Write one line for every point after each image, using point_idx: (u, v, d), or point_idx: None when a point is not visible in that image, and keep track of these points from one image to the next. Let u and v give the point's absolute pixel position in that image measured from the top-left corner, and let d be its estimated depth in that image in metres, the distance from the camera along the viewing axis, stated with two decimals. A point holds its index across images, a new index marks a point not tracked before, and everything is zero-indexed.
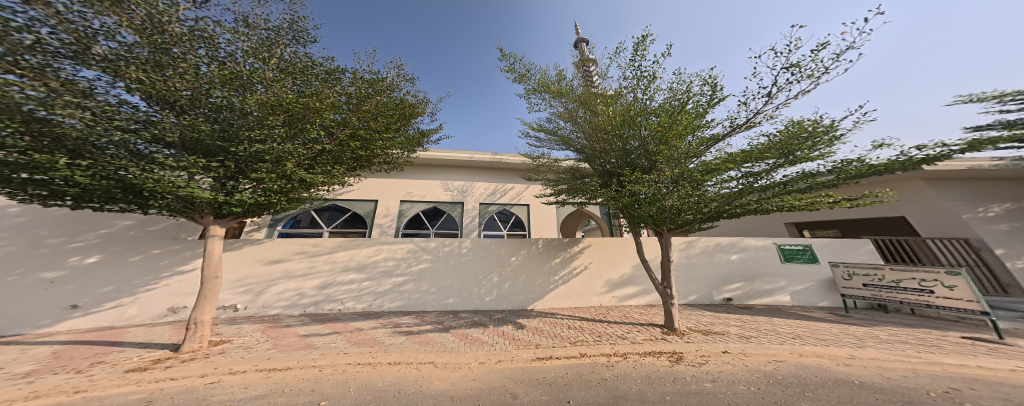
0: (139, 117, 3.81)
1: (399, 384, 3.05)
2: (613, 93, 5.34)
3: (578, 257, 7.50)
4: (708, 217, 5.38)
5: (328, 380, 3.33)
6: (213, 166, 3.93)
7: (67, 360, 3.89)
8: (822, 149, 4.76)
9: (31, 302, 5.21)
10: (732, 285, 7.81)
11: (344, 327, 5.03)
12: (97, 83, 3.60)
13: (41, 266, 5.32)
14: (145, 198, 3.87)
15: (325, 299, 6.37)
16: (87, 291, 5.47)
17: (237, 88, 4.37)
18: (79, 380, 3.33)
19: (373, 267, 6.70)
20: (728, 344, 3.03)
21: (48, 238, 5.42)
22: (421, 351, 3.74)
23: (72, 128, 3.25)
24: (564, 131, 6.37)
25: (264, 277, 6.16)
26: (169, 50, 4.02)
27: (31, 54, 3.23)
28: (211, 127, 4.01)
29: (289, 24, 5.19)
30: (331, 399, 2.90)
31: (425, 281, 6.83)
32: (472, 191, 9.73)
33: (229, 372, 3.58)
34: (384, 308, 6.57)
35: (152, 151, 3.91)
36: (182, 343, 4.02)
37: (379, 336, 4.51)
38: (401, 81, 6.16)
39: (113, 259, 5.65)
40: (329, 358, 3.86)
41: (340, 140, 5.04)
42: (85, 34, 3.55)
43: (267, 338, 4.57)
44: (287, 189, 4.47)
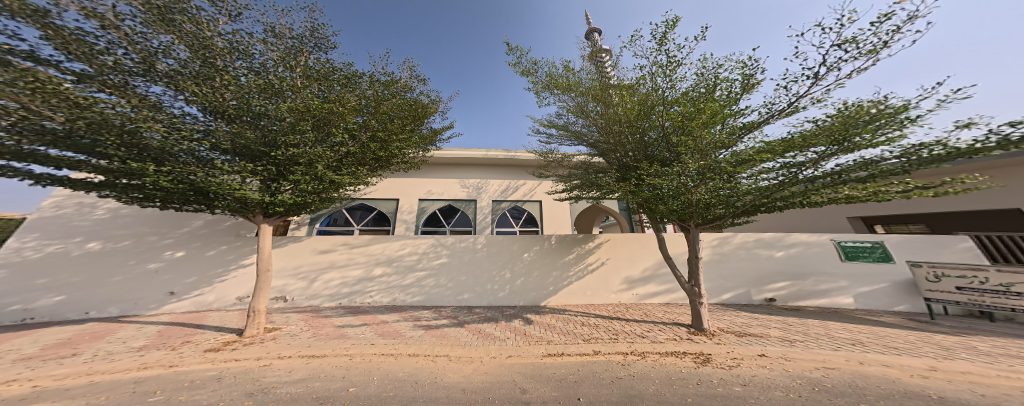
0: (198, 127, 4.52)
1: (417, 375, 3.19)
2: (627, 84, 5.21)
3: (594, 254, 7.30)
4: (743, 211, 5.01)
5: (357, 368, 3.59)
6: (259, 170, 4.52)
7: (164, 338, 4.70)
8: (888, 132, 4.05)
9: (141, 288, 6.39)
10: (777, 284, 7.02)
11: (372, 319, 5.41)
12: (165, 97, 4.46)
13: (147, 259, 6.50)
14: (212, 199, 4.57)
15: (358, 293, 6.87)
16: (179, 280, 6.55)
17: (272, 95, 4.98)
18: (172, 355, 4.01)
19: (396, 262, 7.09)
20: (768, 347, 2.89)
21: (151, 236, 6.63)
22: (439, 344, 3.88)
23: (153, 140, 4.02)
24: (577, 127, 6.30)
25: (306, 270, 6.82)
26: (214, 63, 4.69)
27: (113, 74, 4.16)
28: (255, 135, 4.66)
29: (310, 32, 5.75)
30: (358, 386, 3.12)
31: (443, 277, 7.09)
32: (486, 188, 9.92)
33: (278, 356, 4.02)
34: (406, 302, 6.90)
35: (215, 157, 4.59)
36: (245, 329, 4.64)
37: (402, 329, 4.74)
38: (414, 82, 6.57)
39: (194, 253, 6.70)
40: (359, 347, 4.16)
41: (363, 143, 5.53)
42: (149, 53, 4.39)
43: (309, 327, 5.05)
44: (320, 190, 5.01)
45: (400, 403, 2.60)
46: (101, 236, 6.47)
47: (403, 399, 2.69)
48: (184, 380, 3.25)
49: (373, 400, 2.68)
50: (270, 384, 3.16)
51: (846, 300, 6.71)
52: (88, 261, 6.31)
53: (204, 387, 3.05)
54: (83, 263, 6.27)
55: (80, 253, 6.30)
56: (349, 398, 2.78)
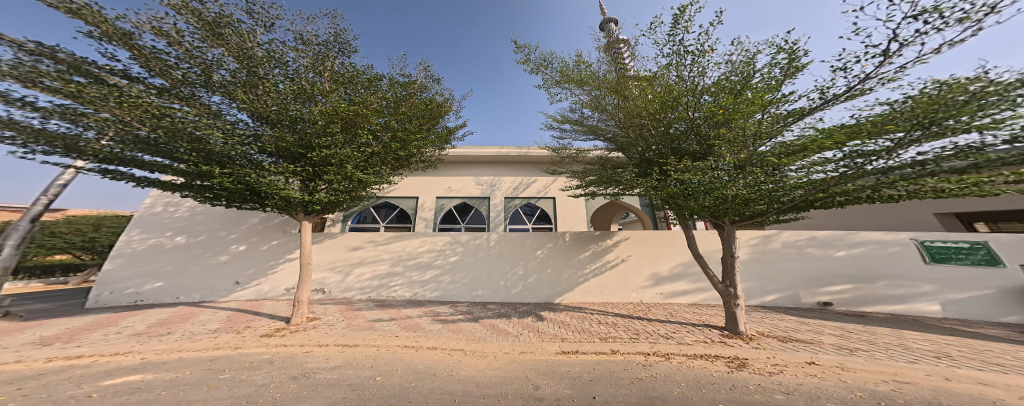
0: (247, 132, 5.21)
1: (436, 368, 3.30)
2: (647, 75, 4.98)
3: (612, 253, 7.50)
4: (794, 207, 4.50)
5: (383, 358, 3.82)
6: (299, 170, 5.11)
7: (231, 323, 5.46)
8: (996, 113, 3.17)
9: (214, 277, 7.51)
10: (837, 287, 6.80)
11: (397, 312, 5.79)
12: (222, 106, 5.19)
13: (218, 252, 7.62)
14: (263, 197, 5.26)
15: (384, 286, 7.42)
16: (242, 271, 7.58)
17: (306, 100, 5.43)
18: (236, 338, 4.62)
19: (416, 259, 7.57)
20: (820, 356, 2.87)
21: (220, 232, 7.73)
22: (457, 340, 4.05)
23: (215, 145, 4.75)
24: (594, 122, 6.18)
25: (340, 265, 7.48)
26: (257, 72, 5.18)
27: (184, 87, 5.03)
28: (294, 138, 5.22)
29: (335, 38, 6.10)
30: (383, 375, 3.29)
31: (461, 274, 7.53)
32: (501, 185, 10.09)
33: (318, 344, 4.42)
34: (426, 297, 7.41)
35: (261, 159, 5.23)
36: (292, 317, 5.20)
37: (424, 323, 4.95)
38: (430, 82, 6.97)
39: (253, 247, 7.70)
40: (385, 339, 4.43)
41: (384, 143, 5.95)
42: (207, 65, 5.09)
43: (344, 318, 5.50)
44: (350, 189, 5.53)
45: (420, 393, 2.69)
46: (182, 232, 7.68)
47: (422, 390, 2.77)
48: (246, 361, 3.76)
49: (396, 390, 2.80)
50: (311, 370, 3.48)
51: (931, 306, 6.26)
52: (176, 253, 7.57)
53: (261, 368, 3.49)
54: (172, 255, 7.54)
55: (171, 246, 7.59)
56: (376, 386, 2.94)
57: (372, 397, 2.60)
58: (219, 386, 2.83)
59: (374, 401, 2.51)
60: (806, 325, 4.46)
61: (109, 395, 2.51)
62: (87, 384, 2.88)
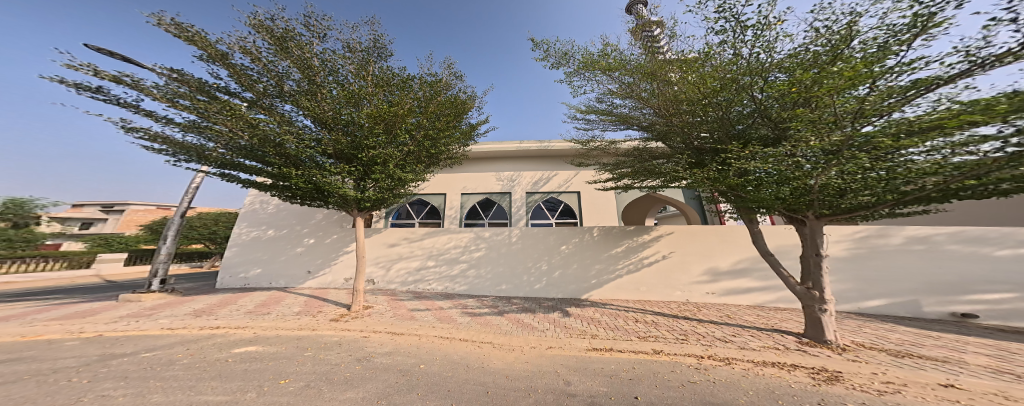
0: (306, 133, 5.89)
1: (468, 360, 3.45)
2: (686, 58, 4.56)
3: (642, 250, 7.12)
4: (922, 198, 3.41)
5: (424, 346, 4.11)
6: (352, 170, 5.79)
7: (308, 307, 6.42)
8: None
9: (294, 266, 8.88)
10: (976, 296, 5.69)
11: (433, 303, 6.21)
12: (292, 113, 6.05)
13: (295, 244, 9.00)
14: (325, 196, 6.03)
15: (420, 280, 8.10)
16: (313, 261, 8.84)
17: (354, 104, 5.93)
18: (311, 321, 5.41)
19: (444, 254, 8.16)
20: (942, 378, 2.28)
21: (296, 227, 9.11)
22: (486, 337, 4.26)
23: (290, 148, 5.59)
24: (625, 112, 5.83)
25: (382, 260, 8.31)
26: (315, 80, 5.92)
27: (264, 98, 6.00)
28: (346, 141, 5.80)
29: (374, 44, 6.65)
30: (426, 363, 3.51)
31: (486, 269, 7.97)
32: (521, 180, 10.07)
33: (373, 330, 4.94)
34: (455, 290, 7.99)
35: (322, 161, 6.02)
36: (353, 305, 5.89)
37: (461, 321, 5.19)
38: (453, 80, 7.27)
39: (320, 240, 8.92)
40: (425, 329, 4.77)
41: (418, 141, 6.45)
42: (279, 77, 5.94)
43: (390, 307, 6.04)
44: (393, 187, 6.23)
45: (457, 384, 2.80)
46: (268, 228, 9.20)
47: (457, 381, 2.89)
48: (320, 341, 4.39)
49: (436, 378, 2.96)
50: (370, 353, 3.85)
51: None
52: (266, 246, 9.12)
53: (331, 349, 4.00)
54: (263, 247, 9.12)
55: (262, 239, 9.17)
56: (421, 373, 3.15)
57: (418, 384, 2.79)
58: (306, 362, 3.35)
59: (419, 388, 2.69)
60: (911, 341, 3.64)
61: (235, 362, 3.11)
62: (225, 350, 3.62)
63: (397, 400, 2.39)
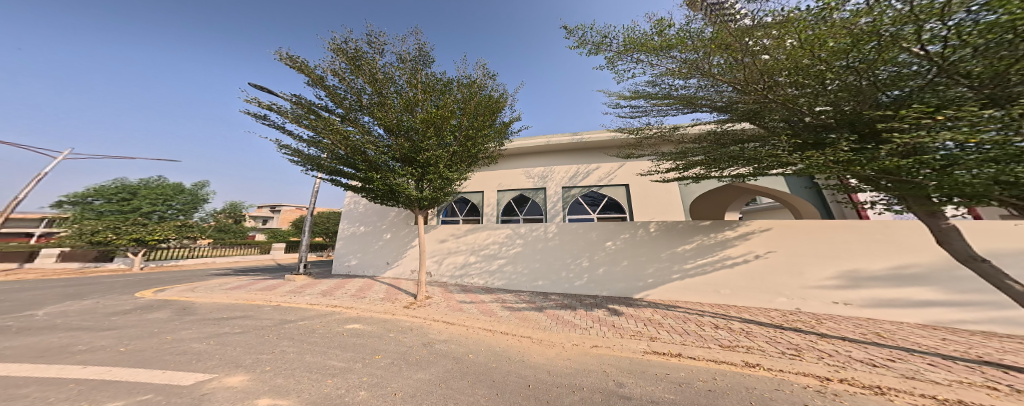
0: (377, 140, 6.30)
1: (509, 353, 3.50)
2: (785, 18, 3.68)
3: (718, 249, 6.60)
4: None
5: (471, 337, 4.24)
6: (414, 172, 6.22)
7: (390, 293, 7.14)
8: None
9: (378, 259, 10.16)
10: None
11: (485, 297, 6.50)
12: (369, 124, 6.48)
13: (377, 239, 10.31)
14: (397, 196, 6.58)
15: (466, 274, 8.57)
16: (392, 254, 10.02)
17: (408, 110, 6.25)
18: (383, 306, 6.01)
19: (484, 250, 8.49)
20: None
21: (378, 224, 10.38)
22: (529, 332, 4.28)
23: (371, 155, 6.22)
24: (685, 91, 5.37)
25: (437, 254, 8.98)
26: (383, 92, 6.32)
27: (349, 111, 6.53)
28: (408, 145, 6.16)
29: (419, 52, 6.89)
30: (472, 352, 3.61)
31: (525, 264, 8.08)
32: (556, 175, 9.86)
33: (432, 318, 5.22)
34: (493, 285, 8.30)
35: (394, 165, 6.38)
36: (418, 294, 6.41)
37: (501, 315, 5.22)
38: (487, 80, 7.34)
39: (395, 236, 10.02)
40: (471, 320, 4.96)
41: (461, 142, 6.67)
42: (358, 92, 6.43)
43: (443, 299, 6.39)
44: (443, 187, 6.61)
45: (500, 375, 2.83)
46: (356, 226, 10.72)
47: (500, 372, 2.93)
48: (395, 324, 4.82)
49: (480, 368, 3.04)
50: (430, 340, 4.02)
51: None
52: (356, 241, 10.60)
53: (408, 332, 4.40)
54: (355, 242, 10.62)
55: (353, 235, 10.71)
56: (470, 361, 3.27)
57: (468, 371, 2.89)
58: (382, 344, 3.77)
59: (469, 375, 2.79)
60: None
61: (348, 336, 4.14)
62: (341, 325, 4.76)
63: (453, 385, 2.54)
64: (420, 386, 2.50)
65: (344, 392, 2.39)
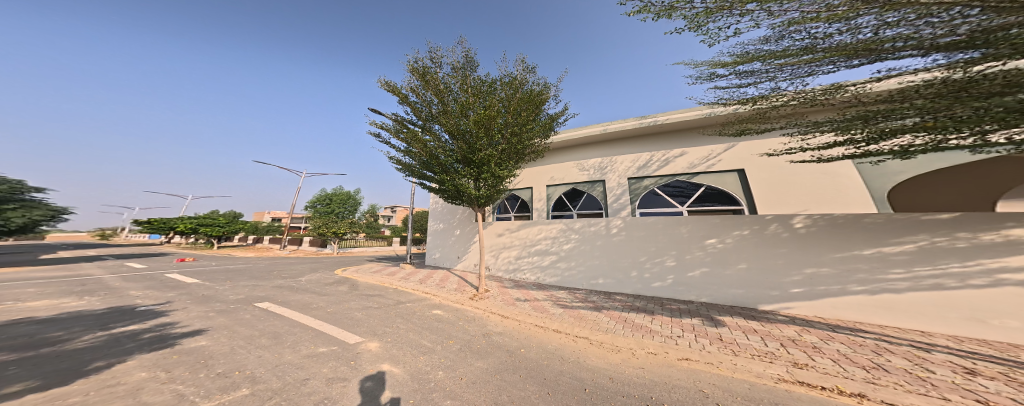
0: (443, 144, 7.07)
1: (562, 352, 3.56)
2: None
3: (960, 255, 4.62)
4: None
5: (522, 333, 4.41)
6: (472, 172, 6.79)
7: (459, 285, 8.05)
8: None
9: (453, 253, 11.51)
10: None
11: (558, 295, 6.78)
12: (437, 130, 7.19)
13: (450, 235, 11.68)
14: (461, 196, 7.29)
15: (516, 269, 9.97)
16: (462, 249, 11.18)
17: (464, 114, 6.81)
18: (451, 295, 6.84)
19: (535, 245, 9.53)
20: None
21: (450, 222, 11.66)
22: (610, 333, 4.23)
23: (442, 158, 7.00)
24: (831, 44, 3.22)
25: (493, 249, 10.59)
26: (446, 99, 6.99)
27: (419, 120, 7.32)
28: (465, 147, 6.74)
29: (467, 60, 7.42)
30: (525, 347, 3.79)
31: (585, 262, 8.46)
32: (613, 165, 9.06)
33: (489, 311, 5.63)
34: (545, 281, 9.25)
35: (457, 166, 7.08)
36: (479, 287, 7.03)
37: (556, 313, 5.30)
38: (527, 74, 7.46)
39: (465, 233, 11.11)
40: (522, 316, 5.21)
41: (508, 139, 6.97)
42: (427, 102, 7.18)
43: (500, 295, 6.83)
44: (495, 185, 7.08)
45: (552, 373, 2.93)
46: (435, 223, 12.33)
47: (553, 370, 3.02)
48: (464, 313, 5.46)
49: (532, 364, 3.18)
50: (487, 331, 4.38)
51: None
52: (436, 236, 12.26)
53: (472, 322, 4.91)
54: (435, 237, 12.30)
55: (433, 231, 12.42)
56: (523, 356, 3.45)
57: (520, 366, 3.08)
58: (450, 330, 4.35)
59: (521, 370, 2.97)
60: None
61: (432, 320, 4.95)
62: (427, 309, 5.69)
63: (506, 377, 2.76)
64: (477, 374, 2.81)
65: (427, 370, 2.93)
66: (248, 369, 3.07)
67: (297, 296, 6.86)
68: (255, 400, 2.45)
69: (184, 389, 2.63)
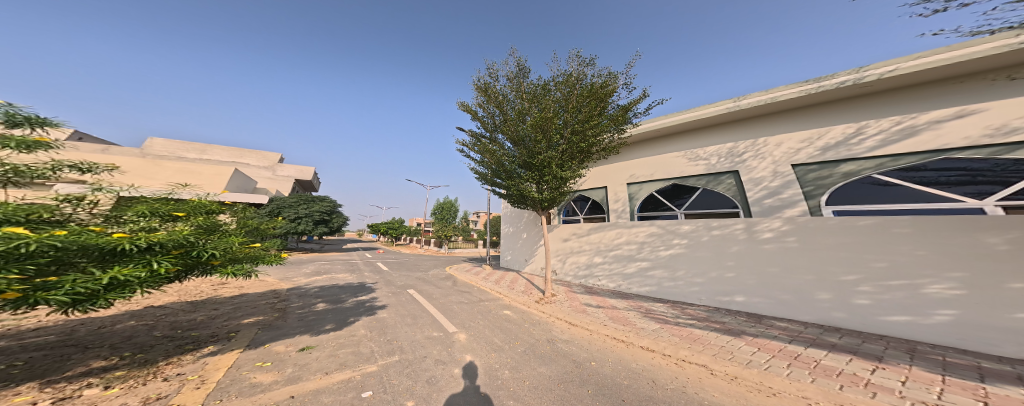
0: (507, 152, 7.42)
1: (656, 375, 3.14)
2: None
3: None
4: None
5: (596, 343, 4.16)
6: (535, 176, 6.86)
7: (526, 287, 8.22)
8: None
9: (521, 255, 11.86)
10: None
11: (679, 311, 6.07)
12: (499, 139, 7.59)
13: (518, 238, 12.09)
14: (526, 200, 7.47)
15: (591, 275, 9.61)
16: (529, 252, 11.38)
17: (521, 120, 6.99)
18: (519, 298, 6.99)
19: (617, 250, 8.90)
20: None
21: (517, 226, 12.07)
22: (815, 378, 3.13)
23: (506, 166, 7.33)
24: None
25: (561, 253, 10.73)
26: (505, 109, 7.32)
27: (485, 131, 7.82)
28: (526, 153, 6.86)
29: (519, 68, 7.60)
30: (597, 361, 3.49)
31: (699, 272, 7.13)
32: (756, 154, 6.96)
33: (555, 317, 5.46)
34: (631, 290, 8.46)
35: (520, 172, 7.26)
36: (545, 291, 6.97)
37: (648, 327, 4.81)
38: (586, 69, 7.08)
39: (531, 236, 11.28)
40: (597, 326, 4.91)
41: (569, 139, 6.77)
42: (489, 113, 7.62)
43: (567, 301, 6.59)
44: (559, 187, 6.97)
45: (637, 395, 2.63)
46: (505, 226, 13.02)
47: (638, 393, 2.69)
48: (530, 316, 5.50)
49: (609, 381, 2.91)
50: (552, 338, 4.27)
51: None
52: (507, 239, 12.93)
53: (537, 325, 4.92)
54: (506, 240, 12.98)
55: (502, 234, 13.12)
56: (593, 371, 3.20)
57: (589, 380, 2.88)
58: (527, 331, 4.53)
59: (590, 385, 2.77)
60: None
61: (502, 320, 5.19)
62: (499, 309, 5.99)
63: (571, 390, 2.63)
64: (541, 380, 2.79)
65: (496, 367, 3.10)
66: (400, 340, 4.05)
67: (419, 285, 8.66)
68: (398, 365, 3.19)
69: (371, 347, 3.76)
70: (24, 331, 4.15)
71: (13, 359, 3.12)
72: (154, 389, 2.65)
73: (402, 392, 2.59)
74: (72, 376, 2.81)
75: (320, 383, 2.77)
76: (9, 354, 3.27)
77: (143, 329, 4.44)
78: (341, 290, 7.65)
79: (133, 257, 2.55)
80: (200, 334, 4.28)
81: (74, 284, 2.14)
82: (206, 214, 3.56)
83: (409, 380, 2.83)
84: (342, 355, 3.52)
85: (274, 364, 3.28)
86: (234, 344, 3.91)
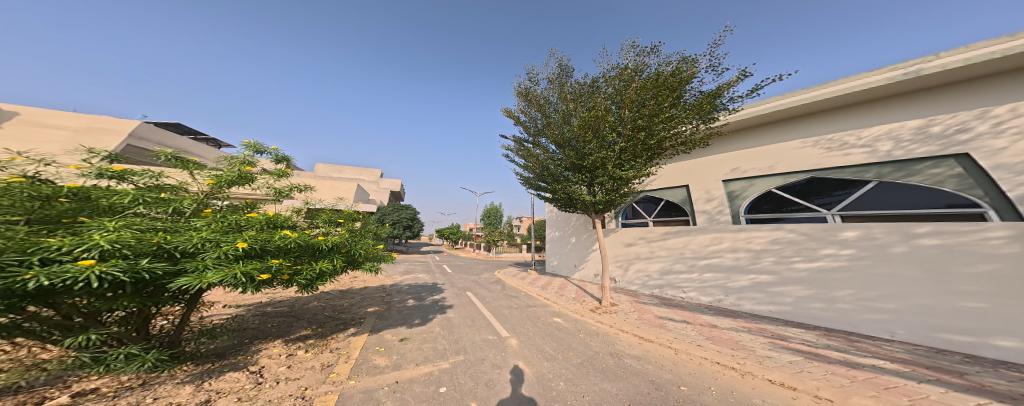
0: (552, 155, 7.26)
1: None
2: None
3: None
4: None
5: (686, 365, 3.57)
6: (585, 178, 6.51)
7: (577, 294, 7.79)
8: None
9: (571, 260, 11.32)
10: None
11: (842, 344, 4.59)
12: (548, 144, 7.45)
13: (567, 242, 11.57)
14: (574, 204, 7.14)
15: (668, 284, 8.43)
16: (580, 257, 10.79)
17: (568, 120, 6.74)
18: (572, 305, 6.60)
19: (714, 256, 7.53)
20: None
21: (565, 230, 11.60)
22: None
23: (554, 170, 7.12)
24: None
25: (621, 260, 9.85)
26: (548, 114, 7.24)
27: (532, 136, 7.73)
28: (574, 155, 6.56)
29: (561, 69, 7.46)
30: (689, 388, 2.96)
31: (874, 293, 5.26)
32: (992, 129, 4.71)
33: (621, 329, 4.91)
34: (740, 308, 6.97)
35: (567, 174, 6.99)
36: (602, 299, 6.47)
37: (778, 357, 3.85)
38: (644, 57, 6.44)
39: (582, 240, 10.69)
40: (684, 344, 4.22)
41: (628, 136, 6.23)
42: (535, 119, 7.55)
43: (632, 311, 5.95)
44: (617, 188, 6.46)
45: None
46: (551, 230, 12.65)
47: None
48: (584, 325, 5.13)
49: None
50: (618, 352, 3.88)
51: None
52: (553, 243, 12.55)
53: (595, 336, 4.55)
54: (552, 244, 12.60)
55: (549, 238, 12.80)
56: (681, 396, 2.75)
57: None
58: (597, 341, 4.26)
59: None
60: None
61: (553, 328, 4.98)
62: (549, 316, 5.76)
63: None
64: (607, 397, 2.56)
65: (549, 378, 2.97)
66: (463, 341, 4.30)
67: (478, 287, 9.15)
68: (465, 365, 3.40)
69: (444, 345, 4.11)
70: (276, 302, 6.45)
71: (273, 322, 4.89)
72: (326, 357, 3.56)
73: (468, 393, 2.72)
74: (293, 339, 4.14)
75: (413, 373, 3.17)
76: (271, 318, 5.11)
77: (320, 308, 6.02)
78: (421, 289, 8.72)
79: (325, 254, 3.75)
80: (348, 317, 5.54)
81: (307, 271, 3.35)
82: (349, 219, 4.92)
83: (472, 381, 2.98)
84: (426, 349, 3.97)
85: (387, 350, 3.92)
86: (365, 328, 4.87)
